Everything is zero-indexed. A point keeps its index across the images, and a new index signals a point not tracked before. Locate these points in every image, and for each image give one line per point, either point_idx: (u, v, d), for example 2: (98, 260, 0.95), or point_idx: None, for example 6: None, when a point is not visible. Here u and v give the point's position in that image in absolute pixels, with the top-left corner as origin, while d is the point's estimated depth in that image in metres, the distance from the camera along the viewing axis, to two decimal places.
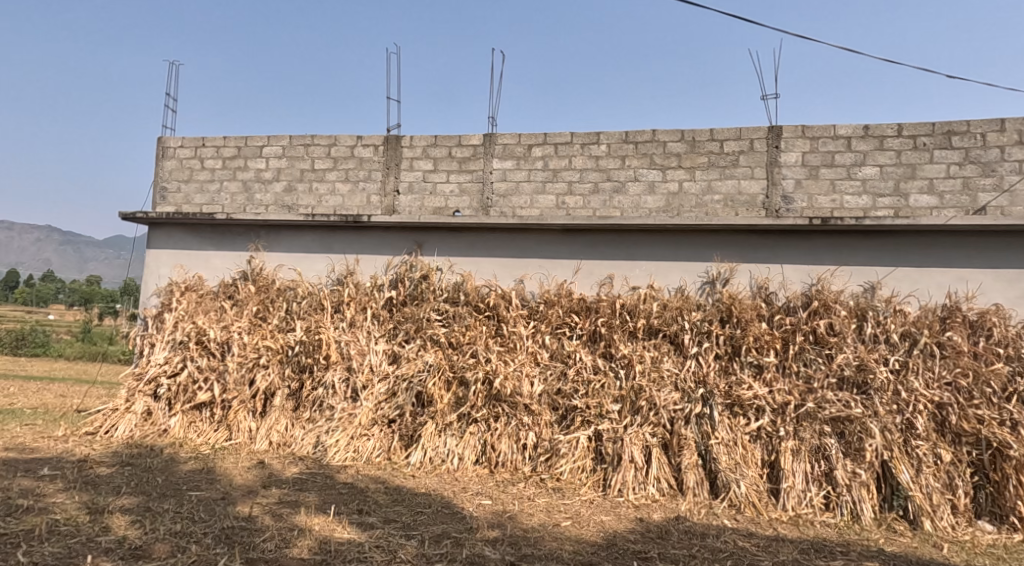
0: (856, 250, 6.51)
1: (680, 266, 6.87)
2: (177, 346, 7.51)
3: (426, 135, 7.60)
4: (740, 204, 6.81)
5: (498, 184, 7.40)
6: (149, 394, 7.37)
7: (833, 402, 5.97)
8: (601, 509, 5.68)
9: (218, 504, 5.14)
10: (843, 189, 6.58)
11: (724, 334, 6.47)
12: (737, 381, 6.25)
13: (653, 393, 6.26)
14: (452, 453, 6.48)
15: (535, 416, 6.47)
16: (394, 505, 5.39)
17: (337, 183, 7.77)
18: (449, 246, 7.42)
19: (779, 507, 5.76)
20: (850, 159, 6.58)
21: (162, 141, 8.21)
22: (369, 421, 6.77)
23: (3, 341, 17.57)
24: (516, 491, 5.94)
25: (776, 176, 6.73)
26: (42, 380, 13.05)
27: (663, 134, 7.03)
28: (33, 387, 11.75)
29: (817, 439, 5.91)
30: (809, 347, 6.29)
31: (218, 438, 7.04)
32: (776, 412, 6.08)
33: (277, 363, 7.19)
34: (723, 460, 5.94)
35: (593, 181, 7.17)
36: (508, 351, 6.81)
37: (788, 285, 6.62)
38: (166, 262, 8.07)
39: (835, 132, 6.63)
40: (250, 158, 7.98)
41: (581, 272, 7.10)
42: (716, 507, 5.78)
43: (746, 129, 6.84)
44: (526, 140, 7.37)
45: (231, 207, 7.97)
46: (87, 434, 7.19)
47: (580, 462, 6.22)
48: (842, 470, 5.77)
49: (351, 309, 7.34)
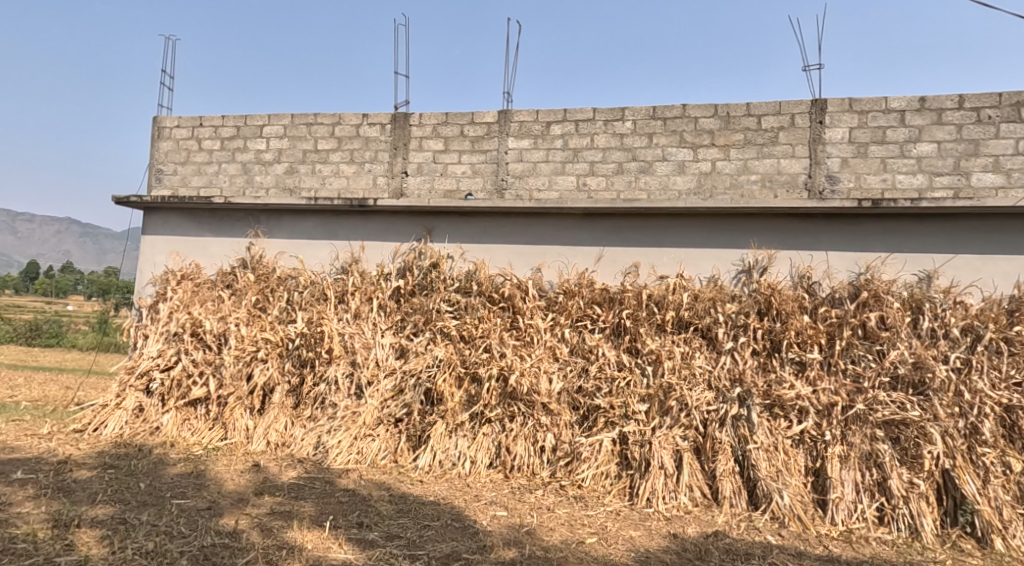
0: (909, 236, 5.91)
1: (713, 254, 6.31)
2: (171, 338, 7.02)
3: (436, 112, 7.04)
4: (780, 184, 6.21)
5: (514, 165, 6.84)
6: (140, 389, 6.87)
7: (887, 403, 5.39)
8: (630, 523, 5.13)
9: (202, 516, 4.62)
10: (896, 168, 5.97)
11: (762, 328, 5.90)
12: (777, 380, 5.69)
13: (684, 392, 5.69)
14: (463, 456, 5.94)
15: (554, 416, 5.92)
16: (399, 517, 4.85)
17: (341, 165, 7.23)
18: (460, 232, 6.88)
19: (828, 521, 5.20)
20: (903, 135, 5.96)
21: (158, 120, 7.70)
22: (374, 420, 6.23)
23: (16, 333, 17.18)
24: (534, 500, 5.39)
25: (820, 154, 6.12)
26: (51, 371, 12.73)
27: (694, 110, 6.43)
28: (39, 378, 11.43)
29: (869, 445, 5.32)
30: (857, 342, 5.71)
31: (213, 438, 6.52)
32: (821, 413, 5.51)
33: (277, 357, 6.67)
34: (763, 467, 5.37)
35: (617, 161, 6.58)
36: (525, 345, 6.27)
37: (833, 274, 6.04)
38: (161, 249, 7.59)
39: (886, 106, 6.01)
40: (250, 138, 7.45)
41: (604, 260, 6.55)
42: (757, 521, 5.21)
43: (787, 103, 6.23)
44: (545, 117, 6.79)
45: (229, 190, 7.46)
46: (74, 432, 6.69)
47: (603, 468, 5.67)
48: (897, 480, 5.20)
49: (356, 299, 6.82)
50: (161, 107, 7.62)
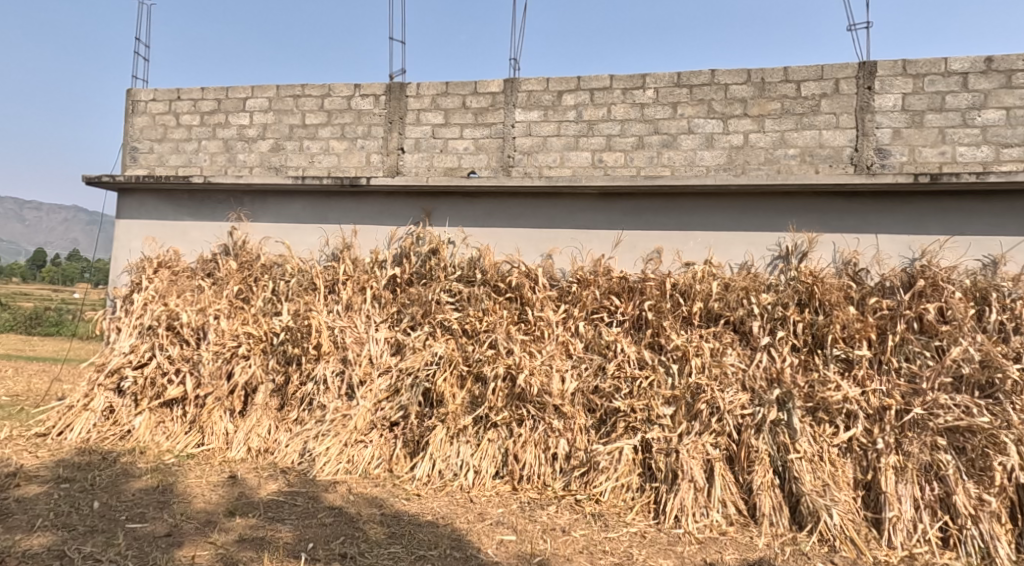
0: (971, 216, 5.24)
1: (745, 238, 5.64)
2: (145, 332, 6.34)
3: (436, 82, 6.34)
4: (822, 159, 5.51)
5: (521, 140, 6.15)
6: (111, 389, 6.18)
7: (950, 407, 4.72)
8: (658, 549, 4.50)
9: (157, 547, 4.06)
10: (956, 138, 5.27)
11: (803, 321, 5.24)
12: (821, 380, 5.02)
13: (715, 395, 5.01)
14: (466, 466, 5.24)
15: (568, 420, 5.23)
16: (389, 545, 4.26)
17: (331, 141, 6.55)
18: (463, 215, 6.23)
19: (885, 544, 4.53)
20: (965, 101, 5.26)
21: (132, 93, 7.00)
22: (367, 425, 5.54)
23: (16, 321, 16.54)
24: (546, 519, 4.74)
25: (868, 124, 5.42)
26: (47, 361, 12.09)
27: (724, 76, 5.72)
28: (32, 369, 10.80)
29: (929, 455, 4.64)
30: (912, 337, 5.04)
31: (188, 443, 5.83)
32: (872, 418, 4.85)
33: (259, 353, 5.99)
34: (807, 481, 4.69)
35: (637, 134, 5.88)
36: (534, 340, 5.60)
37: (883, 260, 5.39)
38: (138, 235, 6.94)
39: (946, 68, 5.30)
40: (231, 112, 6.77)
41: (622, 246, 5.89)
42: (803, 545, 4.54)
43: (830, 66, 5.51)
44: (556, 86, 6.09)
45: (210, 169, 6.79)
46: (36, 437, 6.01)
47: (623, 480, 4.99)
48: (963, 496, 4.52)
49: (348, 289, 6.18)
50: (135, 79, 6.93)
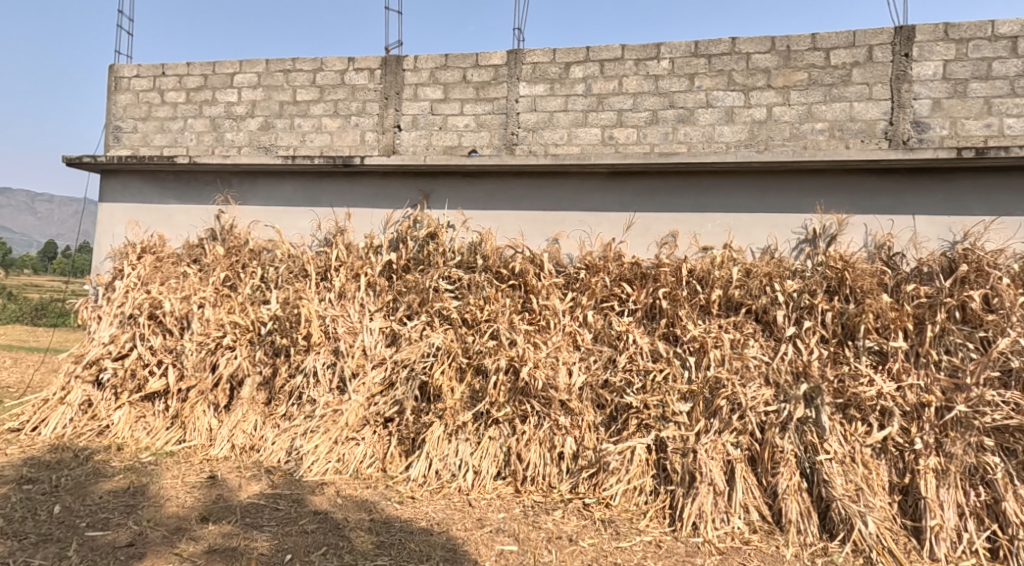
0: (1019, 195, 4.81)
1: (768, 220, 5.20)
2: (126, 322, 5.94)
3: (435, 54, 5.91)
4: (853, 134, 5.06)
5: (526, 115, 5.71)
6: (89, 381, 5.77)
7: (997, 405, 4.30)
8: (675, 561, 4.09)
9: (115, 559, 3.75)
10: (1003, 110, 4.82)
11: (832, 310, 4.79)
12: (852, 373, 4.58)
13: (736, 390, 4.58)
14: (464, 466, 4.81)
15: (575, 417, 4.80)
16: (375, 557, 3.89)
17: (323, 118, 6.13)
18: (462, 197, 5.81)
19: (927, 555, 4.10)
20: (1013, 69, 4.81)
21: (114, 69, 6.58)
22: (359, 421, 5.13)
23: (19, 312, 16.20)
24: (551, 526, 4.33)
25: (905, 95, 4.97)
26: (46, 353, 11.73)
27: (746, 44, 5.27)
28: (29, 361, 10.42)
29: (974, 457, 4.22)
30: (954, 327, 4.59)
31: (169, 440, 5.43)
32: (909, 417, 4.42)
33: (246, 344, 5.58)
34: (839, 485, 4.25)
35: (651, 109, 5.44)
36: (539, 331, 5.18)
37: (920, 244, 4.94)
38: (121, 219, 6.54)
39: (993, 32, 4.85)
40: (218, 88, 6.35)
41: (634, 229, 5.46)
42: (836, 556, 4.11)
43: (863, 33, 5.06)
44: (563, 57, 5.65)
45: (196, 149, 6.37)
46: (8, 432, 5.61)
47: (635, 482, 4.57)
48: (1014, 503, 4.11)
49: (340, 276, 5.75)
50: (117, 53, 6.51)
